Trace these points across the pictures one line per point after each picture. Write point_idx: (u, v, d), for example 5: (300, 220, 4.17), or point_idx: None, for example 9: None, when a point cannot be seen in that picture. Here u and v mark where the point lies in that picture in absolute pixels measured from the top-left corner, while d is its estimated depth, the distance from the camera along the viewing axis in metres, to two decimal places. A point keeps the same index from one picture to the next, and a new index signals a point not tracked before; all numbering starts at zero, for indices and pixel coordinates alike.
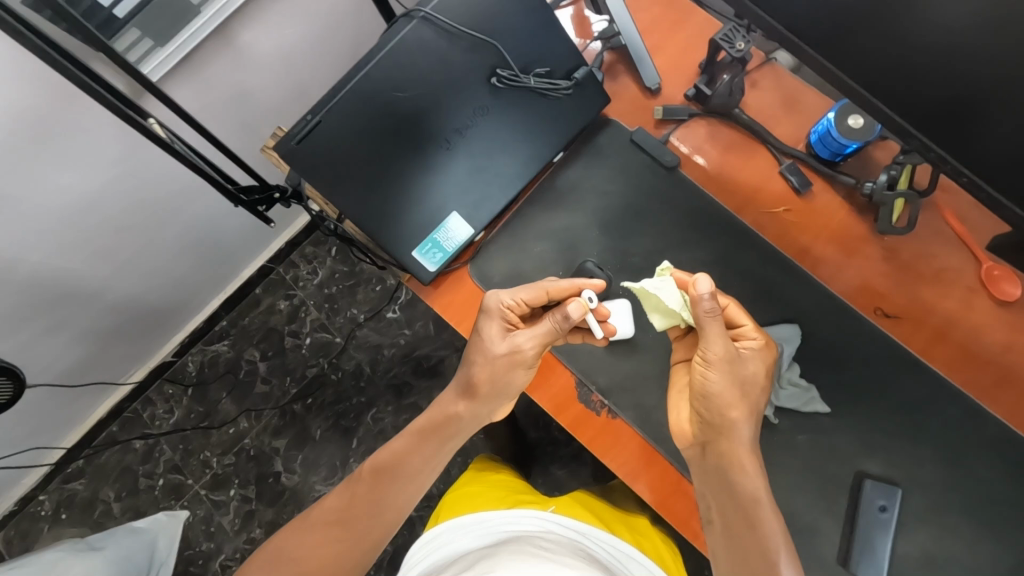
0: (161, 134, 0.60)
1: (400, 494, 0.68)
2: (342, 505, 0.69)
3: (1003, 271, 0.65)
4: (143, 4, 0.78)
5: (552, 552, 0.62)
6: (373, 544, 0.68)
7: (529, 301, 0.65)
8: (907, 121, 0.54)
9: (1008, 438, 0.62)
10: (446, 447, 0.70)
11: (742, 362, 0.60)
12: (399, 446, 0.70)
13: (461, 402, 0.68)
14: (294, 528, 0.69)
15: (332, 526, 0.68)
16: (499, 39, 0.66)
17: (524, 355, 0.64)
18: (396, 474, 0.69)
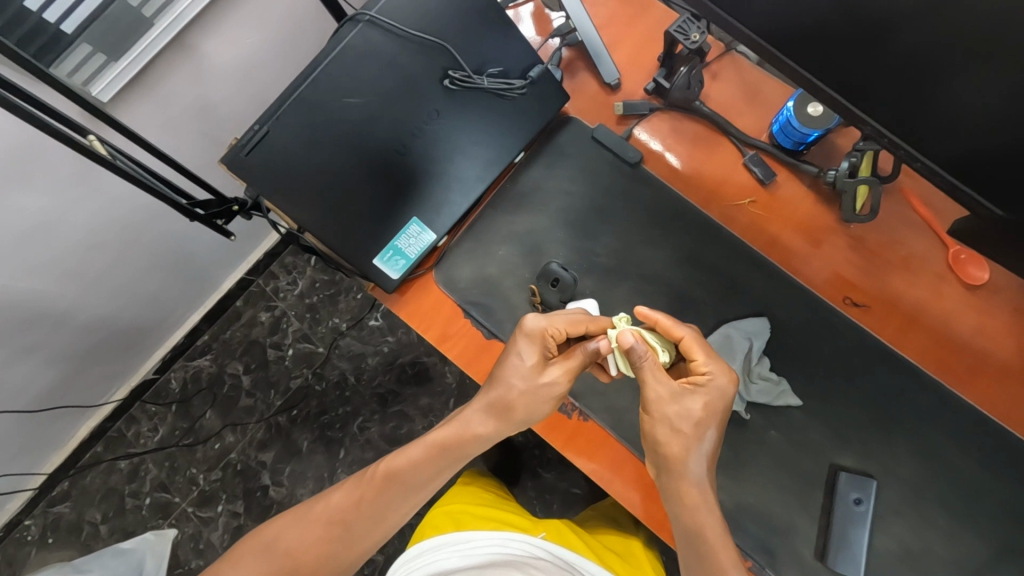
0: (103, 151, 0.58)
1: (408, 504, 0.62)
2: (347, 505, 0.63)
3: (969, 254, 0.64)
4: (90, 21, 0.75)
5: None
6: (372, 545, 0.63)
7: (568, 329, 0.60)
8: (861, 108, 0.53)
9: (984, 424, 0.61)
10: (465, 462, 0.63)
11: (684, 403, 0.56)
12: (417, 460, 0.61)
13: (492, 423, 0.60)
14: (295, 514, 0.64)
15: (333, 526, 0.62)
16: (449, 40, 0.65)
17: (561, 387, 0.59)
18: (408, 487, 0.61)
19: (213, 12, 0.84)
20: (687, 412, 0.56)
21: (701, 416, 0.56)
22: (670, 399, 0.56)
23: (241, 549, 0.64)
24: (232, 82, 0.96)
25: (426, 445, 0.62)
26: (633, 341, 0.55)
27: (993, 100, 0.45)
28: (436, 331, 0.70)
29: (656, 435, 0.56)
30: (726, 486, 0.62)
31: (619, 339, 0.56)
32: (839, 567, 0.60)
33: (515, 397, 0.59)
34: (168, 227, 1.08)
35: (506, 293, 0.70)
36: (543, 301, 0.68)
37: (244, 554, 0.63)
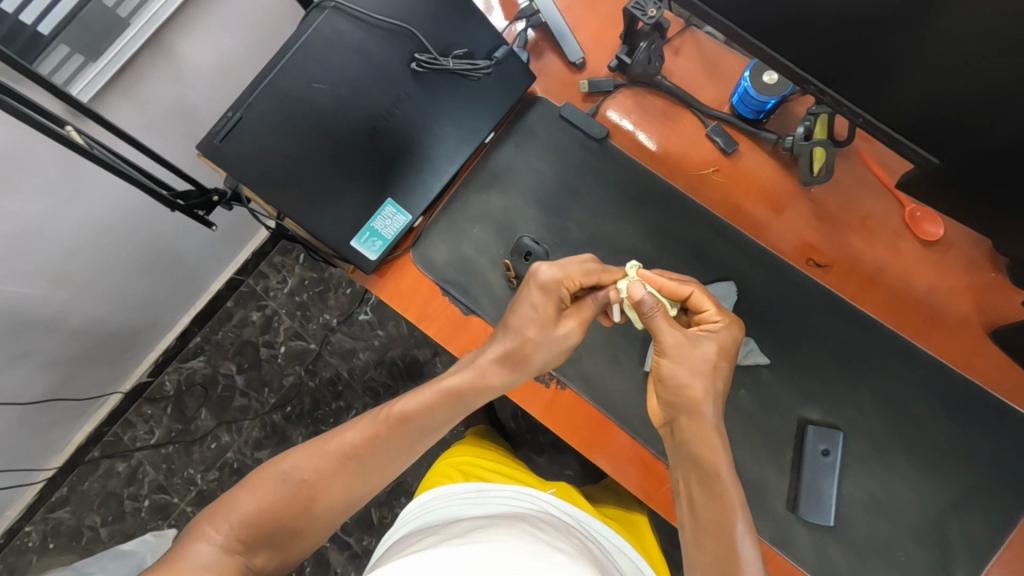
0: (80, 141, 0.60)
1: (419, 445, 0.65)
2: (362, 442, 0.63)
3: (925, 212, 0.67)
4: (67, 20, 0.75)
5: (547, 534, 0.59)
6: (381, 481, 0.65)
7: (582, 280, 0.62)
8: (807, 71, 0.55)
9: (944, 374, 0.63)
10: (471, 408, 0.65)
11: (700, 345, 0.60)
12: (431, 402, 0.63)
13: (504, 372, 0.62)
14: (308, 448, 0.64)
15: (347, 461, 0.63)
16: (415, 25, 0.67)
17: (570, 341, 0.62)
18: (422, 427, 0.63)
19: (190, 11, 0.86)
20: (701, 351, 0.59)
21: (715, 357, 0.59)
22: (684, 342, 0.60)
23: (252, 477, 0.63)
24: (210, 81, 0.98)
25: (441, 389, 0.64)
26: (643, 292, 0.60)
27: (932, 58, 0.47)
28: (415, 310, 0.72)
29: (675, 377, 0.60)
30: None
31: (629, 292, 0.60)
32: (809, 518, 0.62)
33: (532, 352, 0.62)
34: (155, 229, 1.09)
35: (481, 270, 0.72)
36: (517, 275, 0.70)
37: (254, 484, 0.63)
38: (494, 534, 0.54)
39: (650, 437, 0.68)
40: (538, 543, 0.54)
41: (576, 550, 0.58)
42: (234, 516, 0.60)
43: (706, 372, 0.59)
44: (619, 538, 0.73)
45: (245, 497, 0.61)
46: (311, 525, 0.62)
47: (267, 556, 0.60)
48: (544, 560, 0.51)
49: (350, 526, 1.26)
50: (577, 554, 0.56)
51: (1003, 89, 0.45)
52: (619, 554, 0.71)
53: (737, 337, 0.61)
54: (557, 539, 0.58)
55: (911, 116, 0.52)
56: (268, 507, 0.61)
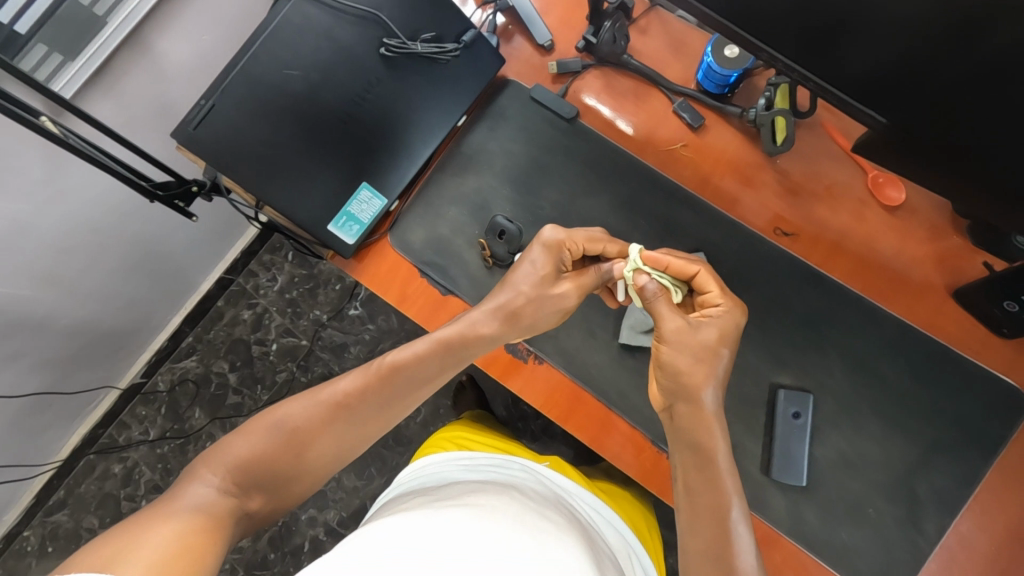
0: (56, 131, 0.60)
1: (410, 396, 0.65)
2: (354, 390, 0.64)
3: (887, 177, 0.69)
4: (45, 18, 0.76)
5: (539, 502, 0.60)
6: (373, 432, 0.66)
7: (585, 244, 0.65)
8: (759, 39, 0.56)
9: (905, 336, 0.66)
10: (463, 362, 0.66)
11: (699, 331, 0.60)
12: (423, 353, 0.64)
13: (496, 323, 0.64)
14: (301, 398, 0.64)
15: (340, 411, 0.63)
16: (383, 11, 0.68)
17: (569, 305, 0.65)
18: (414, 378, 0.64)
19: (168, 9, 0.88)
20: (702, 339, 0.59)
21: (715, 343, 0.60)
22: (685, 327, 0.60)
23: (246, 426, 0.63)
24: (189, 78, 0.99)
25: (433, 340, 0.64)
26: (647, 281, 0.61)
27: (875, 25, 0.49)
28: (394, 293, 0.73)
29: (675, 363, 0.60)
30: None
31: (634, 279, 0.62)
32: (783, 480, 0.63)
33: (528, 308, 0.64)
34: (142, 228, 1.10)
35: (458, 250, 0.73)
36: (492, 254, 0.71)
37: (247, 432, 0.63)
38: (480, 497, 0.55)
39: (627, 408, 0.69)
40: (526, 509, 0.55)
41: (566, 520, 0.58)
42: (228, 460, 0.60)
43: (706, 358, 0.60)
44: (609, 511, 0.72)
45: (239, 442, 0.62)
46: (304, 472, 0.63)
47: (260, 500, 0.61)
48: (528, 524, 0.52)
49: (346, 519, 1.27)
50: (565, 520, 0.57)
51: (941, 49, 0.47)
52: (609, 524, 0.71)
53: (739, 324, 0.61)
54: (546, 506, 0.59)
55: (862, 80, 0.54)
56: (261, 452, 0.61)
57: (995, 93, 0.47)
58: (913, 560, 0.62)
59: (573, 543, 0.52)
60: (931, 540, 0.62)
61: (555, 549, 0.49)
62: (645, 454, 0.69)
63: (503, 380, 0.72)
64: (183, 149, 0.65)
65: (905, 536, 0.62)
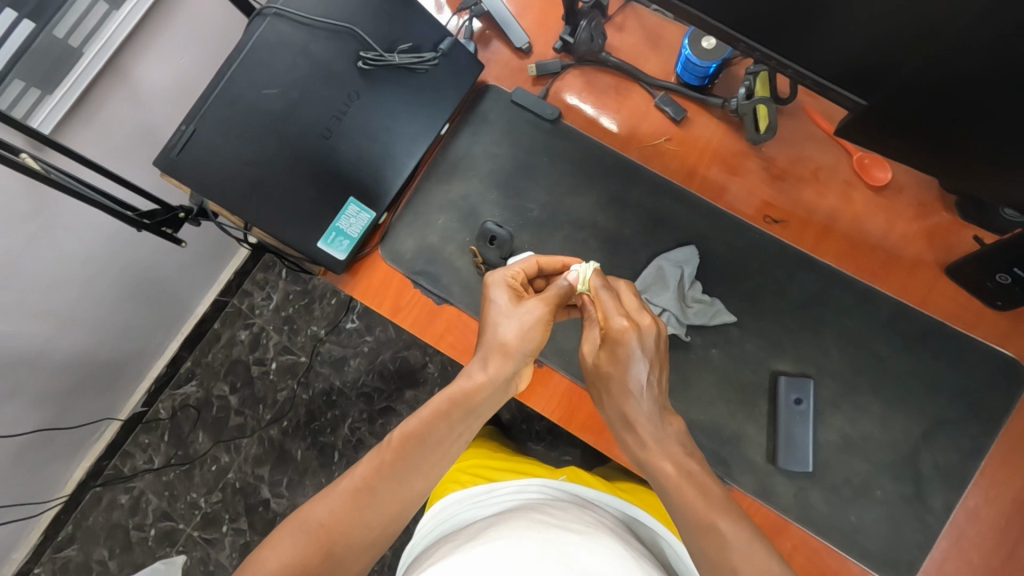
0: (37, 167, 0.60)
1: (429, 466, 0.59)
2: (371, 471, 0.58)
3: (873, 159, 0.70)
4: (19, 53, 0.77)
5: (564, 516, 0.58)
6: (400, 515, 0.58)
7: (526, 270, 0.66)
8: (734, 30, 0.56)
9: (900, 314, 0.67)
10: (476, 418, 0.62)
11: (597, 355, 0.60)
12: (431, 414, 0.60)
13: (492, 368, 0.60)
14: (319, 497, 0.58)
15: (360, 495, 0.57)
16: (358, 25, 0.68)
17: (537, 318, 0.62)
18: (427, 442, 0.59)
19: (143, 36, 0.88)
20: (595, 361, 0.60)
21: (608, 363, 0.59)
22: (587, 351, 0.62)
23: (267, 541, 0.55)
24: (169, 103, 0.98)
25: (436, 400, 0.61)
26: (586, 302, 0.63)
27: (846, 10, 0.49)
28: (389, 306, 0.73)
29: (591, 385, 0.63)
30: (677, 407, 0.66)
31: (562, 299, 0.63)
32: (790, 467, 0.64)
33: (508, 338, 0.61)
34: (132, 256, 1.10)
35: (449, 258, 0.73)
36: (484, 260, 0.71)
37: (270, 544, 0.55)
38: (504, 528, 0.53)
39: None
40: (549, 528, 0.53)
41: (591, 526, 0.57)
42: None
43: (601, 381, 0.60)
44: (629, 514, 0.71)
45: (265, 556, 0.53)
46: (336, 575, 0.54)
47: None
48: (551, 543, 0.50)
49: None
50: (591, 528, 0.56)
51: (913, 32, 0.47)
52: None
53: (634, 346, 0.58)
54: (569, 518, 0.58)
55: (838, 66, 0.54)
56: (290, 559, 0.52)
57: (973, 70, 0.47)
58: (923, 538, 0.62)
59: (607, 555, 0.51)
60: (940, 517, 0.62)
61: (590, 567, 0.48)
62: None
63: None
64: (167, 177, 0.65)
65: (913, 514, 0.62)
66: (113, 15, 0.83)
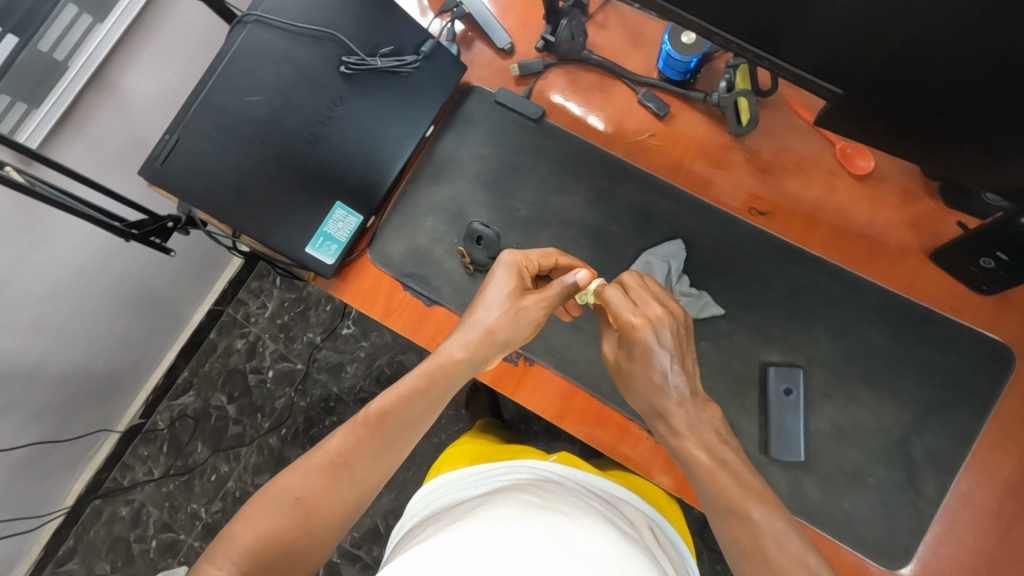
0: (22, 180, 0.60)
1: (403, 442, 0.60)
2: (346, 446, 0.59)
3: (855, 148, 0.70)
4: (9, 65, 0.77)
5: (552, 498, 0.57)
6: (375, 487, 0.60)
7: (540, 261, 0.65)
8: (709, 23, 0.57)
9: (887, 301, 0.67)
10: (449, 395, 0.62)
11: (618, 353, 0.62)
12: (407, 393, 0.60)
13: (472, 347, 0.61)
14: (295, 468, 0.58)
15: (337, 470, 0.58)
16: (339, 30, 0.69)
17: (528, 312, 0.62)
18: (405, 420, 0.60)
19: (127, 47, 0.88)
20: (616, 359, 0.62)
21: (626, 359, 0.61)
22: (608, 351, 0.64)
23: (244, 511, 0.56)
24: (156, 114, 0.99)
25: (415, 377, 0.61)
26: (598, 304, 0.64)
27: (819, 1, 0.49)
28: (379, 308, 0.73)
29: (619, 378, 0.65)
30: None
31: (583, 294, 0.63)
32: (782, 457, 0.64)
33: (497, 322, 0.61)
34: (124, 268, 1.10)
35: (438, 259, 0.73)
36: (473, 260, 0.72)
37: (247, 516, 0.56)
38: (492, 511, 0.52)
39: (620, 399, 0.70)
40: (537, 511, 0.52)
41: (580, 509, 0.56)
42: (231, 550, 0.53)
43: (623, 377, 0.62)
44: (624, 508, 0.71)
45: (242, 527, 0.55)
46: (314, 546, 0.56)
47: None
48: (539, 526, 0.49)
49: (359, 539, 1.27)
50: (580, 511, 0.55)
51: (886, 21, 0.47)
52: None
53: (647, 341, 0.58)
54: (559, 501, 0.57)
55: (814, 57, 0.54)
56: (267, 534, 0.54)
57: (947, 57, 0.48)
58: (917, 524, 0.62)
59: (595, 538, 0.50)
60: (933, 502, 0.62)
61: (577, 550, 0.47)
62: (642, 443, 0.69)
63: (506, 393, 0.72)
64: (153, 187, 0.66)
65: (906, 501, 0.62)
66: (98, 28, 0.84)
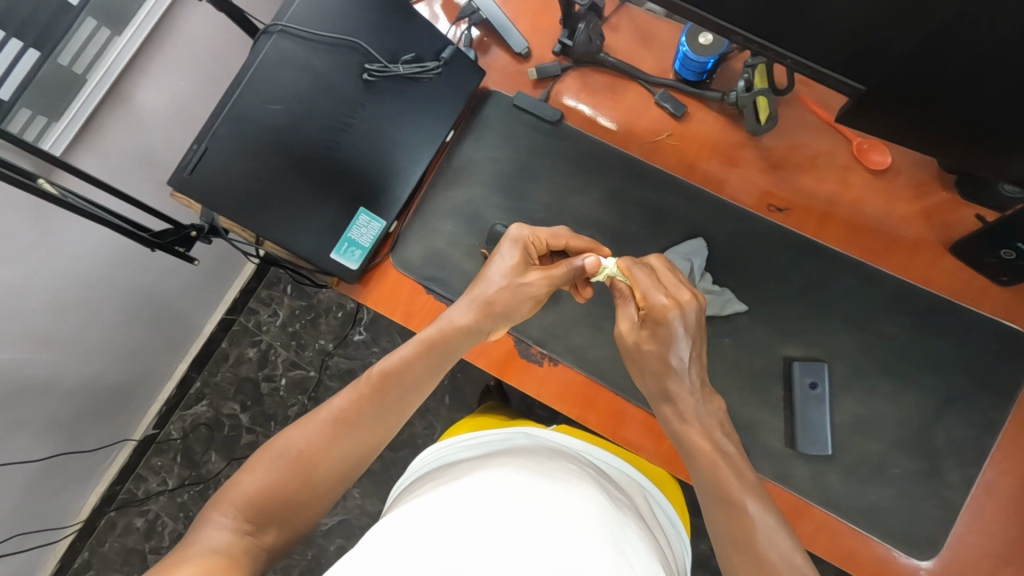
0: (53, 191, 0.61)
1: (404, 405, 0.64)
2: (350, 405, 0.62)
3: (870, 143, 0.71)
4: (25, 83, 0.77)
5: (548, 464, 0.58)
6: (376, 445, 0.63)
7: (549, 239, 0.69)
8: (730, 23, 0.57)
9: (906, 293, 0.68)
10: (448, 363, 0.66)
11: (632, 335, 0.63)
12: (410, 356, 0.64)
13: (472, 314, 0.65)
14: (299, 424, 0.61)
15: (340, 426, 0.61)
16: (360, 38, 0.70)
17: (531, 290, 0.66)
18: (406, 382, 0.63)
19: (144, 59, 0.89)
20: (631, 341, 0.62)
21: (649, 342, 0.61)
22: (621, 332, 0.63)
23: (249, 462, 0.60)
24: (171, 125, 0.99)
25: (416, 342, 0.64)
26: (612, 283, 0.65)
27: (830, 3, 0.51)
28: (401, 311, 0.74)
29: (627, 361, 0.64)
30: None
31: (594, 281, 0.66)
32: (807, 450, 0.64)
33: (500, 296, 0.65)
34: (137, 279, 1.10)
35: (458, 262, 0.74)
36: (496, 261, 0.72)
37: (252, 468, 0.59)
38: (484, 480, 0.52)
39: (642, 396, 0.71)
40: (535, 478, 0.53)
41: (578, 476, 0.57)
42: (235, 497, 0.56)
43: (637, 359, 0.62)
44: None
45: (244, 478, 0.58)
46: (313, 497, 0.59)
47: (276, 533, 0.56)
48: (537, 494, 0.50)
49: None
50: (577, 479, 0.56)
51: (901, 19, 0.49)
52: None
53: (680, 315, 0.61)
54: (558, 467, 0.58)
55: (833, 54, 0.55)
56: (271, 484, 0.57)
57: (960, 49, 0.49)
58: (943, 514, 0.62)
59: (592, 516, 0.50)
60: (958, 491, 0.63)
61: (571, 518, 0.48)
62: (669, 440, 0.70)
63: (532, 393, 0.72)
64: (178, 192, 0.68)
65: (931, 490, 0.63)
66: (116, 41, 0.85)
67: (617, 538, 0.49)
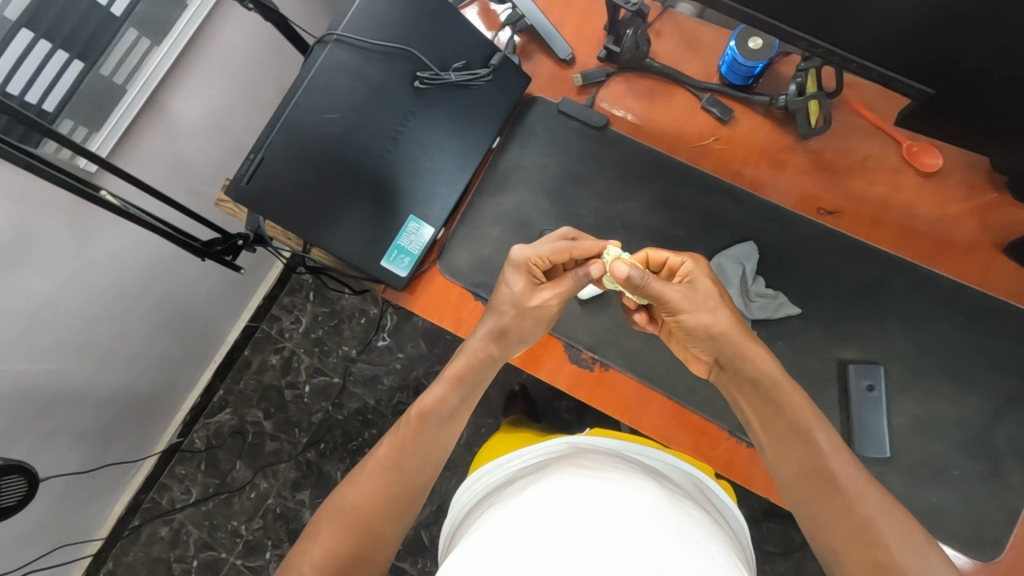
0: (115, 202, 0.61)
1: (446, 438, 0.65)
2: (395, 449, 0.64)
3: (921, 146, 0.71)
4: (69, 95, 0.78)
5: (607, 465, 0.57)
6: (425, 483, 0.64)
7: (551, 256, 0.66)
8: (795, 28, 0.57)
9: (961, 295, 0.68)
10: (480, 389, 0.68)
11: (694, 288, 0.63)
12: (444, 394, 0.66)
13: (494, 346, 0.66)
14: (351, 480, 0.63)
15: (389, 471, 0.63)
16: (411, 45, 0.70)
17: (547, 310, 0.65)
18: (445, 416, 0.65)
19: (182, 69, 0.89)
20: (701, 288, 0.63)
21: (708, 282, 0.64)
22: (685, 292, 0.62)
23: (310, 529, 0.61)
24: (205, 135, 0.99)
25: (447, 377, 0.67)
26: (627, 268, 0.61)
27: (894, 10, 0.51)
28: (449, 319, 0.74)
29: (701, 322, 0.61)
30: None
31: (614, 273, 0.62)
32: (867, 452, 0.64)
33: (519, 325, 0.65)
34: (170, 287, 1.10)
35: None
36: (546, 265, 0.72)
37: (314, 534, 0.61)
38: (546, 489, 0.51)
39: (697, 400, 0.71)
40: (601, 481, 0.53)
41: (640, 476, 0.56)
42: (304, 565, 0.58)
43: (714, 302, 0.62)
44: None
45: (309, 545, 0.59)
46: (376, 548, 0.60)
47: None
48: (607, 497, 0.49)
49: (402, 551, 1.26)
50: (640, 479, 0.55)
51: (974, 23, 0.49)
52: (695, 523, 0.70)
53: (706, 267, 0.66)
54: (618, 468, 0.57)
55: (900, 58, 0.55)
56: (335, 545, 0.59)
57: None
58: (1005, 514, 0.62)
59: (664, 517, 0.48)
60: (1019, 491, 0.63)
61: (647, 519, 0.47)
62: (722, 443, 0.70)
63: (583, 399, 0.72)
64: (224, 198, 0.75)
65: (994, 492, 0.63)
66: (154, 51, 0.84)
67: (693, 534, 0.48)
